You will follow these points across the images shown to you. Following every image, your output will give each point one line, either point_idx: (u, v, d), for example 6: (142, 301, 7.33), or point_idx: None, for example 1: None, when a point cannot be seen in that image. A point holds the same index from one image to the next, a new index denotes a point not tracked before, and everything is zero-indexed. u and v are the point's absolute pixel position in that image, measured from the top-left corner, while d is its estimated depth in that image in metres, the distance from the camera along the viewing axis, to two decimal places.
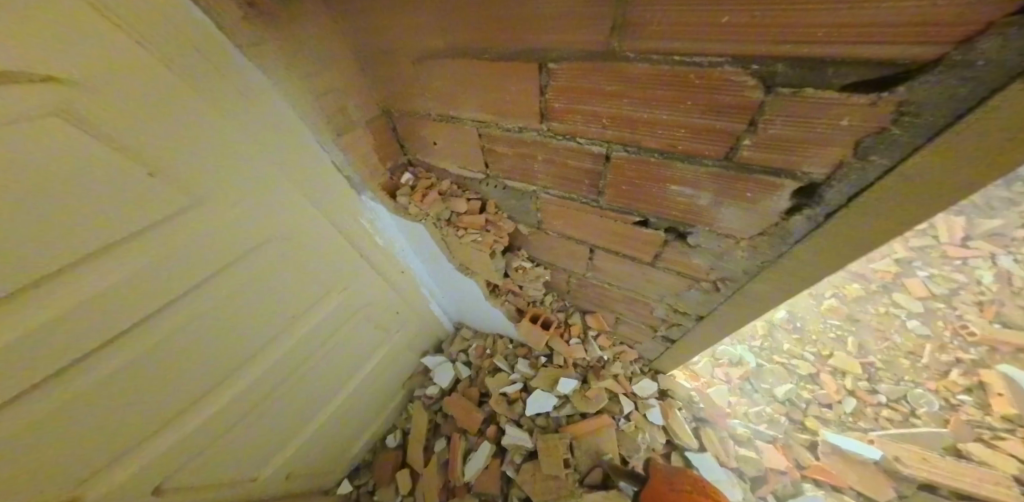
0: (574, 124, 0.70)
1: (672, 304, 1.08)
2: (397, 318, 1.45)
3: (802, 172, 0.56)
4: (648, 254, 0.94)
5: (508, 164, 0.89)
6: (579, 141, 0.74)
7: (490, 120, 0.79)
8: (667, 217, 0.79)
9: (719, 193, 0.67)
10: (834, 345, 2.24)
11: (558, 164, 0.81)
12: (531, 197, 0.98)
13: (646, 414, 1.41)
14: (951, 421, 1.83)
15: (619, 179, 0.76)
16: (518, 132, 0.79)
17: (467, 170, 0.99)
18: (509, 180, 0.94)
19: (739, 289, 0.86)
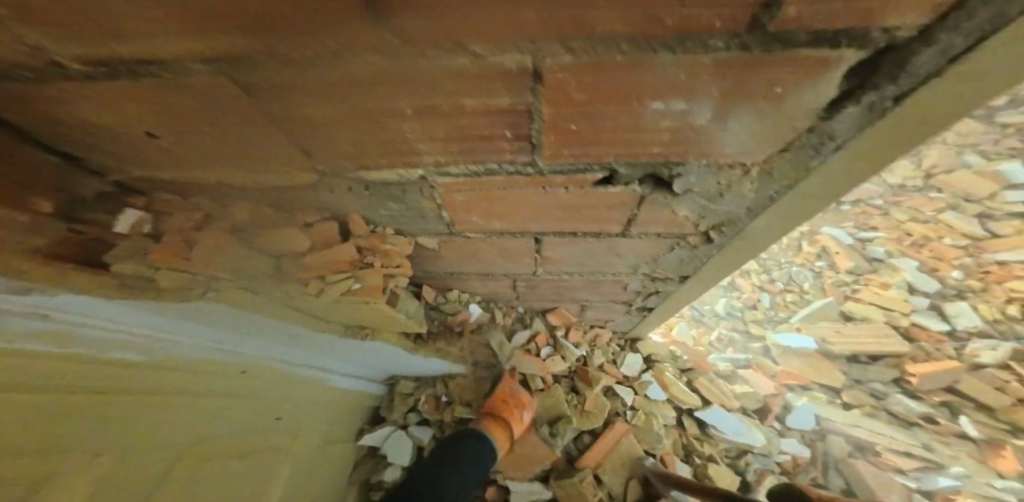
0: (433, 23, 0.29)
1: (650, 272, 0.90)
2: (282, 426, 0.94)
3: (881, 30, 0.30)
4: (615, 225, 0.69)
5: (337, 141, 0.46)
6: (470, 52, 0.34)
7: (242, 76, 0.33)
8: (641, 162, 0.51)
9: (732, 100, 0.39)
10: None
11: (447, 116, 0.43)
12: (417, 190, 0.58)
13: (648, 395, 1.44)
14: (826, 287, 2.25)
15: (566, 111, 0.42)
16: (333, 61, 0.33)
17: (264, 176, 0.51)
18: (363, 169, 0.52)
19: (738, 232, 0.68)
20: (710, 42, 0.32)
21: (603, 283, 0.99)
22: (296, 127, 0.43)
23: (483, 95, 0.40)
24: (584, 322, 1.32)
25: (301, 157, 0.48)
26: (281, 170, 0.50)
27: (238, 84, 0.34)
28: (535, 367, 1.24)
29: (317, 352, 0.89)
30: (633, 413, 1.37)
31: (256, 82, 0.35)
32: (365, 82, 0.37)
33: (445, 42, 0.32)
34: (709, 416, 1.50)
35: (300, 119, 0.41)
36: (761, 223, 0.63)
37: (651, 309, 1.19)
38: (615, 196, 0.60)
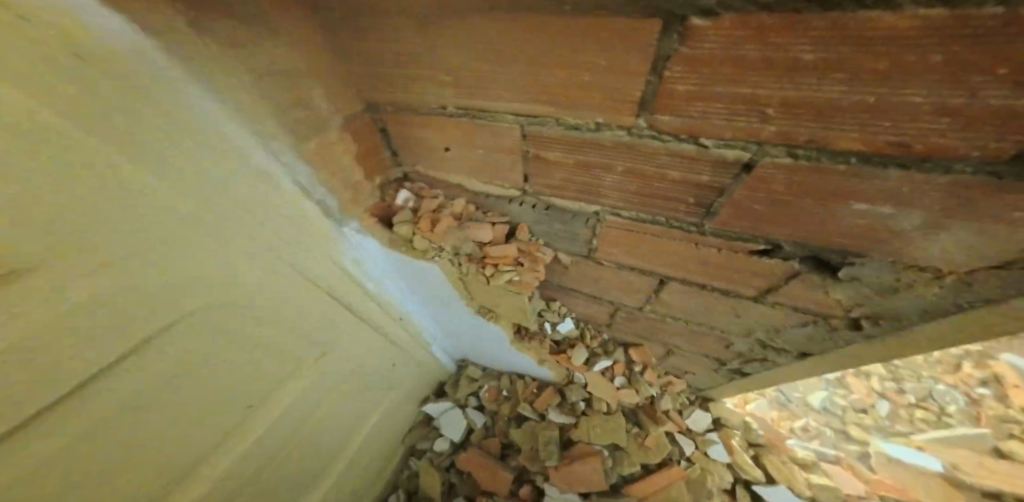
0: (690, 117, 0.42)
1: (767, 339, 0.82)
2: (391, 370, 1.16)
3: None
4: (750, 288, 0.67)
5: (551, 175, 0.63)
6: (699, 143, 0.44)
7: (546, 114, 0.51)
8: (813, 245, 0.52)
9: (944, 218, 0.40)
10: None
11: (644, 177, 0.54)
12: (584, 220, 0.70)
13: (708, 452, 1.33)
14: (981, 417, 1.82)
15: (759, 195, 0.47)
16: (595, 131, 0.50)
17: (490, 184, 0.71)
18: (556, 196, 0.67)
19: (900, 328, 0.61)
20: (954, 167, 0.35)
21: (704, 336, 0.92)
22: (534, 158, 0.61)
23: (687, 170, 0.49)
24: (666, 365, 1.17)
25: (522, 178, 0.67)
26: (503, 186, 0.71)
27: (536, 121, 0.53)
28: (604, 392, 1.19)
29: (440, 318, 1.09)
30: (690, 465, 1.30)
31: (543, 123, 0.53)
32: (603, 144, 0.52)
33: (687, 130, 0.43)
34: (772, 493, 1.36)
35: (540, 153, 0.59)
36: (930, 329, 0.58)
37: (746, 374, 1.05)
38: (765, 268, 0.60)
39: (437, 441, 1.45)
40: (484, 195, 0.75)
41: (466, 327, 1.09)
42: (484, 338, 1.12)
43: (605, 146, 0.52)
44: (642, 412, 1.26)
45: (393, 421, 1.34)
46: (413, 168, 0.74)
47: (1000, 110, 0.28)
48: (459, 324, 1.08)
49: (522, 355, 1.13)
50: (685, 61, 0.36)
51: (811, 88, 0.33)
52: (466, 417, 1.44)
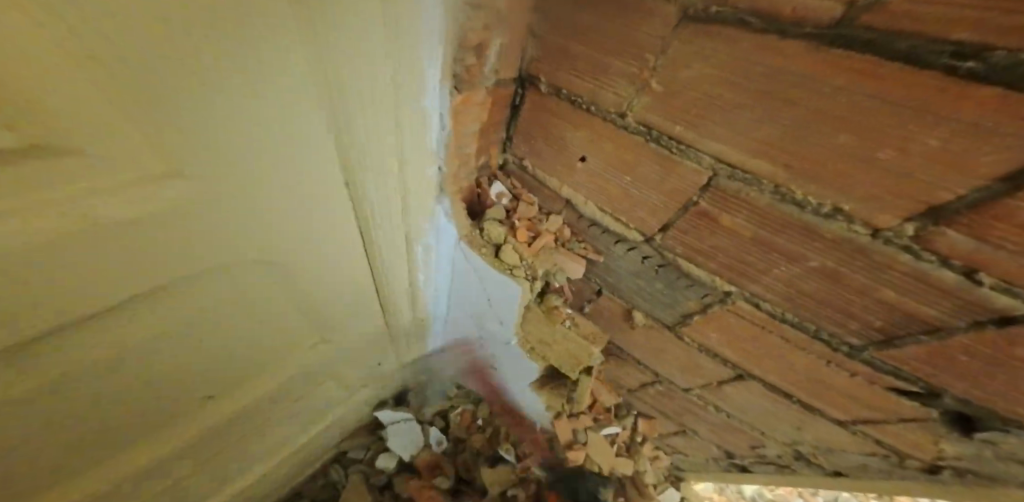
0: (981, 247, 0.34)
1: (807, 451, 0.77)
2: (379, 369, 0.97)
3: None
4: (842, 413, 0.62)
5: (702, 238, 0.55)
6: (965, 274, 0.37)
7: (767, 173, 0.43)
8: (977, 408, 0.46)
9: None
10: None
11: (835, 283, 0.46)
12: (700, 291, 0.62)
13: None
14: None
15: (971, 344, 0.41)
16: (818, 216, 0.42)
17: (606, 215, 0.63)
18: (689, 259, 0.59)
19: (984, 492, 0.57)
20: None
21: (735, 430, 0.88)
22: (697, 213, 0.53)
23: (900, 294, 0.42)
24: (661, 441, 1.15)
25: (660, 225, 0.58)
26: (623, 223, 0.62)
27: (743, 173, 0.44)
28: (601, 461, 1.09)
29: (462, 332, 0.93)
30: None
31: (750, 184, 0.45)
32: (812, 234, 0.44)
33: (964, 255, 0.36)
34: None
35: (711, 209, 0.51)
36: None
37: (749, 470, 0.99)
38: (893, 406, 0.54)
39: (381, 455, 1.20)
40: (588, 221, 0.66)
41: (489, 349, 0.95)
42: (502, 365, 0.98)
43: (822, 235, 0.43)
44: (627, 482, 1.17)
45: (344, 421, 1.10)
46: (520, 158, 0.66)
47: None
48: (483, 343, 0.93)
49: (534, 394, 1.02)
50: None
51: None
52: (425, 438, 1.22)
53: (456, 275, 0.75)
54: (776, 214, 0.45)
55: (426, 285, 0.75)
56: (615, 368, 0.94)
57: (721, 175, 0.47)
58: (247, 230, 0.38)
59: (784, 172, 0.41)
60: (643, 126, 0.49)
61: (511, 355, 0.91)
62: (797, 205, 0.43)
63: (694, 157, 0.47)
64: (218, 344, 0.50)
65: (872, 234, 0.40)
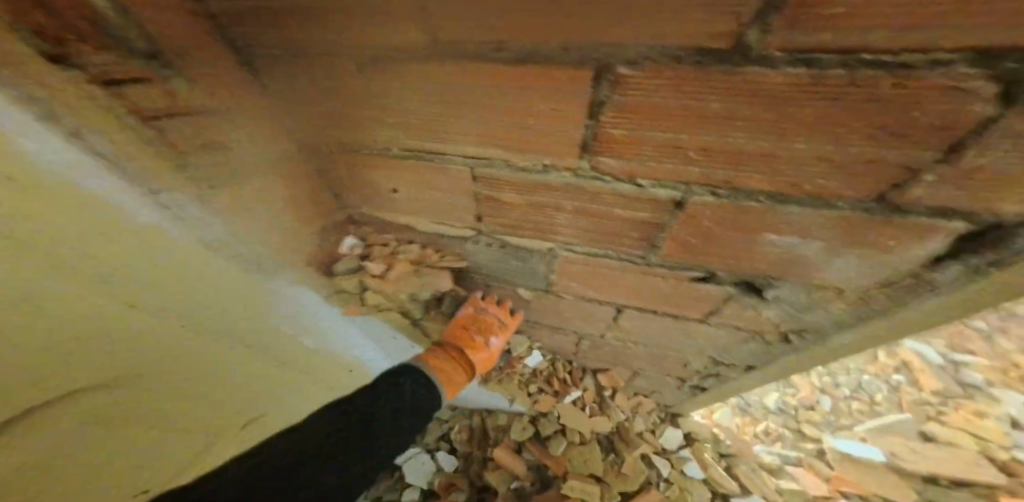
0: (630, 160, 0.44)
1: (719, 359, 0.89)
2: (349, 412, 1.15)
3: (984, 216, 0.37)
4: (697, 312, 0.73)
5: (506, 215, 0.58)
6: (640, 183, 0.48)
7: (495, 155, 0.47)
8: (741, 274, 0.58)
9: (841, 247, 0.47)
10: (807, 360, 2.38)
11: (595, 216, 0.55)
12: (543, 257, 0.68)
13: (683, 470, 1.38)
14: (903, 404, 2.09)
15: (692, 229, 0.52)
16: (541, 173, 0.49)
17: (445, 225, 0.65)
18: (513, 235, 0.63)
19: (819, 338, 0.68)
20: (838, 202, 0.41)
21: (664, 358, 0.98)
22: (481, 207, 0.58)
23: (628, 210, 0.52)
24: (633, 388, 1.23)
25: (468, 224, 0.63)
26: (456, 226, 0.64)
27: (484, 161, 0.48)
28: (578, 422, 1.20)
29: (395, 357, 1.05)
30: (668, 486, 1.34)
31: (492, 164, 0.49)
32: (551, 188, 0.51)
33: (629, 170, 0.46)
34: None
35: (485, 199, 0.55)
36: (850, 338, 0.65)
37: (707, 388, 1.10)
38: (711, 295, 0.66)
39: (405, 492, 1.33)
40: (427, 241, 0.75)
41: None
42: None
43: (557, 185, 0.50)
44: (615, 438, 1.27)
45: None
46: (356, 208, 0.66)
47: (849, 158, 0.36)
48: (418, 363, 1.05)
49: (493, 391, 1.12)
50: (622, 104, 0.38)
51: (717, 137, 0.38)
52: (435, 462, 1.36)
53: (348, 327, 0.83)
54: (520, 184, 0.51)
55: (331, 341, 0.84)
56: (548, 336, 0.99)
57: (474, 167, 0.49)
58: (123, 388, 0.48)
59: (500, 153, 0.47)
60: (395, 155, 0.51)
61: None
62: (523, 172, 0.49)
63: (445, 169, 0.51)
64: (139, 463, 0.59)
65: (580, 172, 0.48)
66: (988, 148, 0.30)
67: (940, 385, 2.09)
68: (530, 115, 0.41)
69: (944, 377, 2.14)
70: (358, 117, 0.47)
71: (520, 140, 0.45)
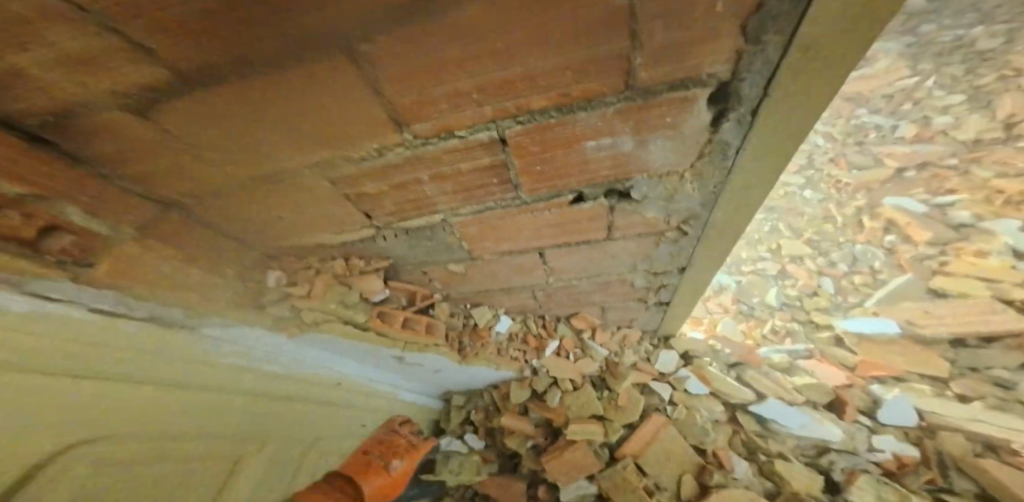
0: (434, 121, 0.51)
1: (649, 269, 0.95)
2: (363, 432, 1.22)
3: (707, 75, 0.44)
4: (599, 232, 0.80)
5: (384, 205, 0.67)
6: (460, 134, 0.54)
7: (329, 156, 0.55)
8: (600, 183, 0.65)
9: (643, 137, 0.53)
10: (803, 252, 2.39)
11: (452, 177, 0.62)
12: (443, 229, 0.76)
13: (686, 389, 1.44)
14: (906, 264, 2.06)
15: (528, 159, 0.59)
16: (379, 156, 0.56)
17: (345, 234, 0.75)
18: (403, 220, 0.72)
19: (707, 224, 0.74)
20: (605, 101, 0.48)
21: (609, 282, 1.06)
22: (356, 200, 0.65)
23: (469, 161, 0.59)
24: (610, 324, 1.37)
25: (361, 218, 0.71)
26: (353, 228, 0.73)
27: (324, 166, 0.56)
28: (566, 370, 1.36)
29: (375, 362, 1.12)
30: (674, 408, 1.39)
31: (335, 166, 0.57)
32: (397, 165, 0.58)
33: (439, 130, 0.53)
34: (767, 410, 1.42)
35: (356, 193, 0.63)
36: (722, 214, 0.70)
37: (668, 302, 1.19)
38: (595, 212, 0.73)
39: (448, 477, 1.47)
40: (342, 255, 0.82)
41: (413, 364, 1.17)
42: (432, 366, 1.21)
43: (398, 162, 0.58)
44: (606, 376, 1.41)
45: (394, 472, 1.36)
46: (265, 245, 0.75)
47: (577, 64, 0.42)
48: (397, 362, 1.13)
49: (477, 367, 1.24)
50: (389, 80, 0.44)
51: (476, 82, 0.45)
52: (467, 446, 1.48)
53: (304, 349, 0.92)
54: (371, 171, 0.59)
55: (294, 369, 0.94)
56: (506, 301, 1.16)
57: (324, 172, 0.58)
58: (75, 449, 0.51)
59: (333, 150, 0.54)
60: (256, 180, 0.58)
61: (423, 359, 1.12)
62: (365, 161, 0.57)
63: (301, 177, 0.59)
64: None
65: (407, 145, 0.54)
66: (654, 29, 0.37)
67: (931, 235, 2.08)
68: (332, 115, 0.48)
69: (936, 225, 2.10)
70: (199, 162, 0.52)
71: (341, 136, 0.51)
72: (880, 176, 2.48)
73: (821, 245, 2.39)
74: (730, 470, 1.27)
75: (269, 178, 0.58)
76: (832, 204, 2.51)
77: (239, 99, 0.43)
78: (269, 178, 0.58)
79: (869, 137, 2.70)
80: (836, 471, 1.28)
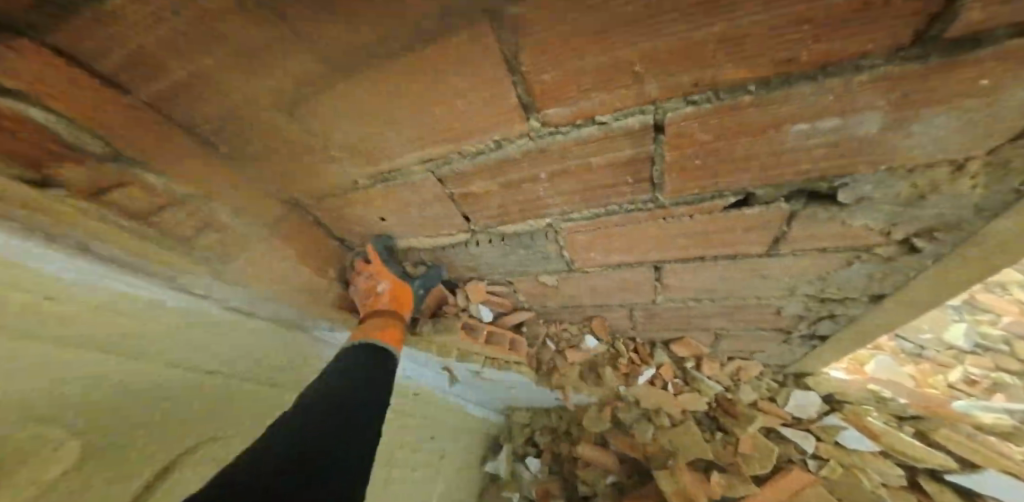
0: (576, 104, 0.39)
1: (816, 293, 0.72)
2: (432, 433, 1.27)
3: None
4: (756, 245, 0.61)
5: (490, 206, 0.59)
6: (603, 122, 0.42)
7: (447, 152, 0.48)
8: (782, 184, 0.47)
9: (900, 117, 0.35)
10: (1006, 277, 1.79)
11: (576, 175, 0.50)
12: (549, 234, 0.65)
13: (837, 441, 1.13)
14: None
15: (689, 152, 0.44)
16: (499, 149, 0.47)
17: (443, 236, 0.69)
18: (506, 223, 0.62)
19: (962, 236, 0.50)
20: (863, 63, 0.31)
21: (744, 308, 0.84)
22: (460, 201, 0.58)
23: (605, 154, 0.46)
24: (720, 352, 1.12)
25: (462, 222, 0.63)
26: (451, 232, 0.67)
27: (439, 163, 0.50)
28: (665, 401, 1.15)
29: (453, 375, 1.09)
30: (819, 463, 1.12)
31: (449, 163, 0.50)
32: (515, 160, 0.48)
33: (577, 116, 0.41)
34: (982, 484, 1.02)
35: (462, 193, 0.56)
36: (1008, 225, 0.45)
37: (824, 336, 0.91)
38: (758, 220, 0.55)
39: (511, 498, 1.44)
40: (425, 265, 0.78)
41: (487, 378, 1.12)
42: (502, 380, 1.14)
43: (519, 157, 0.48)
44: (716, 413, 1.18)
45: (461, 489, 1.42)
46: (368, 246, 0.73)
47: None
48: (472, 376, 1.09)
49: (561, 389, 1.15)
50: (536, 50, 0.34)
51: (664, 45, 0.32)
52: (529, 469, 1.43)
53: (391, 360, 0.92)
54: (485, 167, 0.50)
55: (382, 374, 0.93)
56: (605, 318, 1.01)
57: (437, 169, 0.51)
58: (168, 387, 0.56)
59: (446, 144, 0.46)
60: (368, 178, 0.54)
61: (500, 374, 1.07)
62: (480, 156, 0.48)
63: (410, 176, 0.53)
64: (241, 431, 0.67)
65: (531, 136, 0.44)
66: None
67: None
68: (456, 102, 0.40)
69: None
70: (322, 153, 0.50)
71: (458, 127, 0.43)
72: None
73: None
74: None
75: (374, 178, 0.54)
76: None
77: (376, 85, 0.39)
78: (376, 177, 0.54)
79: None
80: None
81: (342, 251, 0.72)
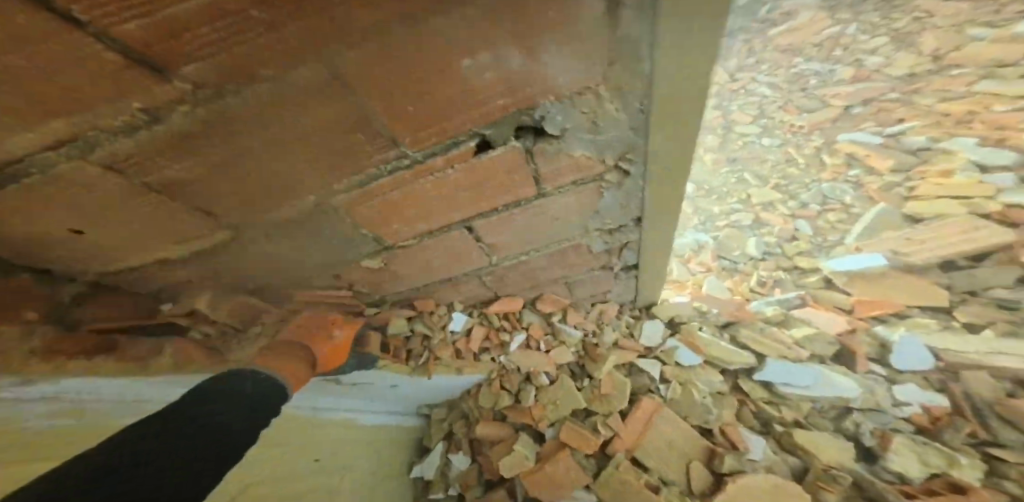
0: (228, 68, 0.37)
1: (603, 226, 0.84)
2: (323, 455, 1.16)
3: None
4: (527, 187, 0.68)
5: (234, 200, 0.52)
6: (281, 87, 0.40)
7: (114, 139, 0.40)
8: (501, 120, 0.54)
9: (524, 49, 0.42)
10: (773, 199, 2.41)
11: (299, 150, 0.47)
12: (334, 216, 0.62)
13: (677, 362, 1.33)
14: (874, 196, 2.12)
15: (390, 106, 0.45)
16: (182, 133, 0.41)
17: (204, 243, 0.59)
18: (271, 214, 0.57)
19: (646, 156, 0.63)
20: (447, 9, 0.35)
21: (564, 252, 0.94)
22: (177, 195, 0.48)
23: (312, 115, 0.43)
24: (581, 301, 1.25)
25: (207, 221, 0.54)
26: (210, 237, 0.58)
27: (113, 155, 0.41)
28: (541, 361, 1.23)
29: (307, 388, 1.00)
30: (667, 387, 1.29)
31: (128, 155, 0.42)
32: (199, 131, 0.40)
33: (235, 74, 0.34)
34: (771, 373, 1.35)
35: (164, 183, 0.45)
36: (659, 142, 0.60)
37: (637, 265, 1.08)
38: (510, 162, 0.61)
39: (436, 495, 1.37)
40: (217, 277, 0.68)
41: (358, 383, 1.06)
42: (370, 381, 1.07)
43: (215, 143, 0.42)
44: (585, 361, 1.28)
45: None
46: (93, 271, 0.58)
47: None
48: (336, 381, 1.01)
49: (437, 378, 1.13)
50: None
51: None
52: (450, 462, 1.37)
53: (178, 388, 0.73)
54: (165, 143, 0.40)
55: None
56: (459, 294, 1.04)
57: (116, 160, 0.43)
58: None
59: (64, 118, 0.33)
60: None
61: (363, 378, 1.01)
62: (138, 131, 0.37)
63: (44, 166, 0.38)
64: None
65: (190, 99, 0.35)
66: None
67: (891, 163, 2.15)
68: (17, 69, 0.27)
69: (892, 153, 2.19)
70: None
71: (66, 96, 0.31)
72: (828, 116, 2.52)
73: (789, 188, 2.41)
74: (745, 450, 1.17)
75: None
76: (790, 147, 2.52)
77: None
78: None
79: (809, 81, 2.71)
80: (866, 434, 1.25)
81: (50, 286, 0.57)
